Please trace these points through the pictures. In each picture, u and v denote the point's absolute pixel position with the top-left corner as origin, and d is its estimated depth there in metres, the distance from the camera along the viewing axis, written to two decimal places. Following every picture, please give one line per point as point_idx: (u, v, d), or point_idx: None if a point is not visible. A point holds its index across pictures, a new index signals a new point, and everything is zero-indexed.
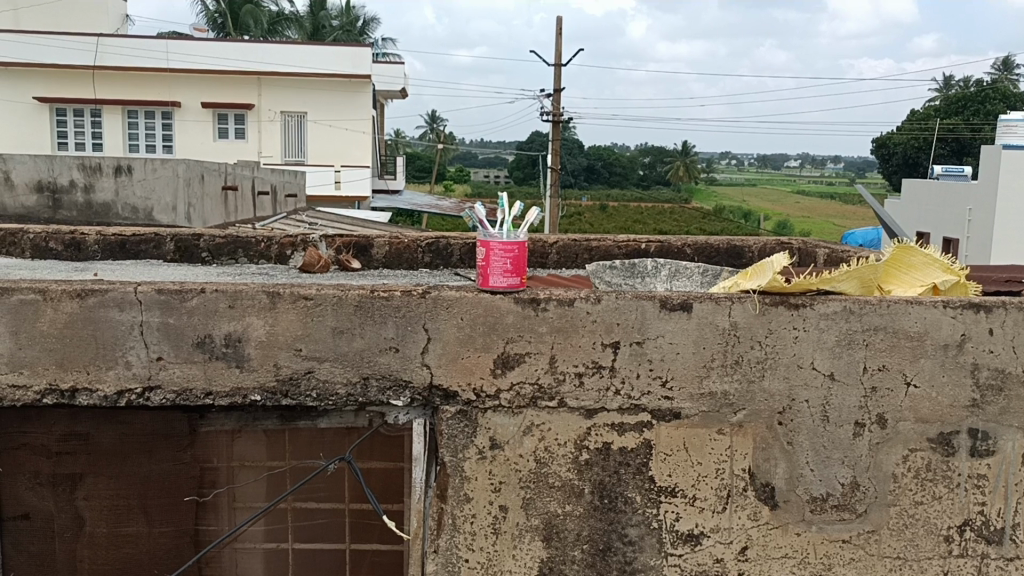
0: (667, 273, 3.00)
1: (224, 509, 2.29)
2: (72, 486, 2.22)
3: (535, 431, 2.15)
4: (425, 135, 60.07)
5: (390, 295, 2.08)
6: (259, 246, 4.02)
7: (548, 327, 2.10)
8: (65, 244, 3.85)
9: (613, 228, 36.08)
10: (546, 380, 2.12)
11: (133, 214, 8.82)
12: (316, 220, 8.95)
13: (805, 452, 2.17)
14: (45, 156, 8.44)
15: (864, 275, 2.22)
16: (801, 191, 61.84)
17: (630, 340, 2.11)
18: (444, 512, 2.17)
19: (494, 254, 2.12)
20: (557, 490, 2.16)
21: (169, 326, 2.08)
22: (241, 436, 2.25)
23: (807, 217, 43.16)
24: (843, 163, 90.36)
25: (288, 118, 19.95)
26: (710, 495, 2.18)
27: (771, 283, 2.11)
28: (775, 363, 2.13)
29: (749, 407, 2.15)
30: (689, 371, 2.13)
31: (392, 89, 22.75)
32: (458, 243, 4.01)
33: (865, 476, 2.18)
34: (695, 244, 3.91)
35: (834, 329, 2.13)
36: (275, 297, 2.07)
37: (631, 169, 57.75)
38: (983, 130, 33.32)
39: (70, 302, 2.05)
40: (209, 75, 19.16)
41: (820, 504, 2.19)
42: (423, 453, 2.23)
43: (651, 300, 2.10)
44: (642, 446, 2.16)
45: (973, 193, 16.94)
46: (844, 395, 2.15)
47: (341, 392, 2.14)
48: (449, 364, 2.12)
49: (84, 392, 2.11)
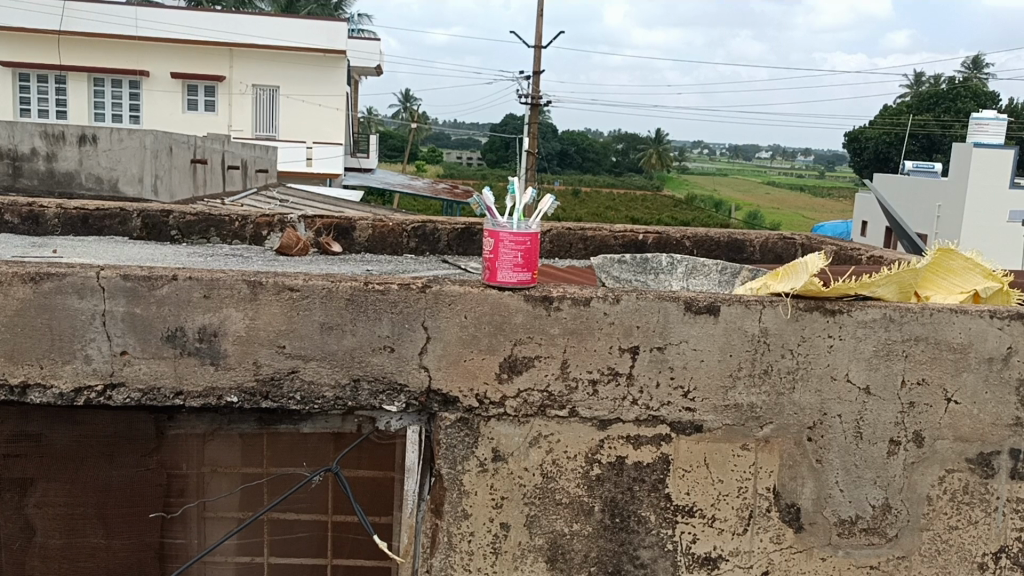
0: (683, 270, 2.83)
1: (194, 521, 2.06)
2: (21, 493, 1.97)
3: (543, 443, 1.95)
4: (397, 114, 59.32)
5: (387, 289, 1.86)
6: (234, 226, 3.77)
7: (561, 328, 1.90)
8: (23, 217, 3.59)
9: (586, 213, 36.00)
10: (557, 388, 1.92)
11: (97, 184, 8.43)
12: (288, 199, 8.68)
13: (835, 471, 1.99)
14: (6, 124, 8.10)
15: (903, 279, 2.03)
16: (770, 182, 61.88)
17: (649, 345, 1.91)
18: (439, 528, 1.97)
19: (503, 246, 1.89)
20: (565, 507, 1.96)
21: (136, 316, 1.85)
22: (214, 439, 2.03)
23: (777, 207, 43.26)
24: (813, 156, 90.90)
25: (260, 92, 19.46)
26: (730, 516, 2.00)
27: (806, 286, 1.92)
28: (806, 375, 1.95)
29: (778, 421, 1.97)
30: (713, 381, 1.94)
31: (367, 65, 22.29)
32: (447, 228, 3.78)
33: (897, 498, 2.01)
34: (694, 236, 3.75)
35: (873, 338, 1.94)
36: (256, 287, 1.84)
37: (604, 155, 57.71)
38: (953, 128, 33.50)
39: (22, 287, 1.81)
40: (179, 45, 18.62)
41: (849, 527, 2.01)
42: (419, 463, 2.03)
43: (675, 301, 1.90)
44: (658, 461, 1.97)
45: (941, 188, 16.95)
46: (879, 410, 1.97)
47: (328, 395, 1.91)
48: (451, 367, 1.90)
49: (36, 388, 1.87)
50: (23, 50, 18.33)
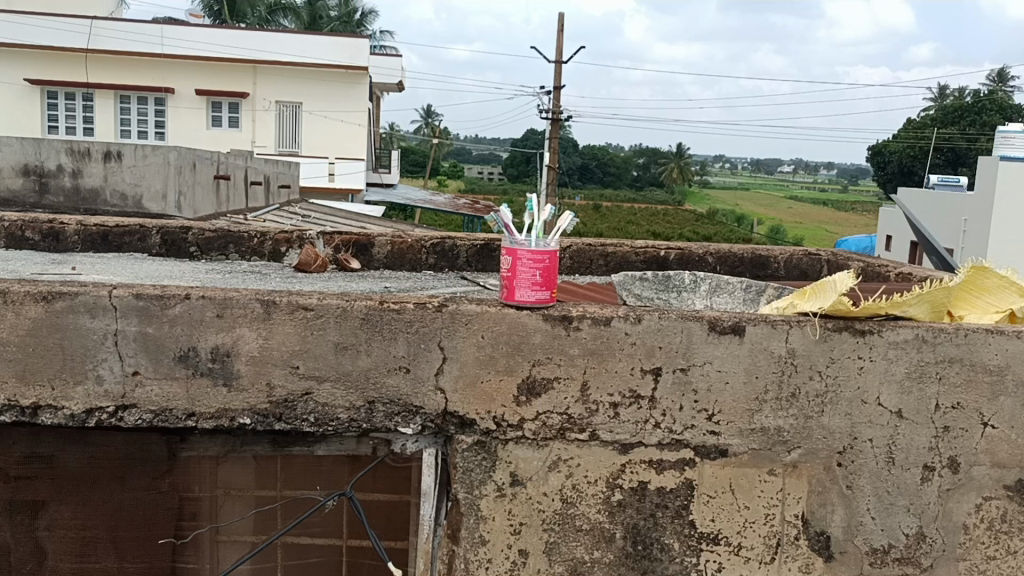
0: (707, 287, 2.77)
1: (206, 545, 2.03)
2: (32, 515, 1.94)
3: (562, 467, 1.89)
4: (418, 129, 59.66)
5: (402, 308, 1.82)
6: (252, 242, 3.75)
7: (581, 349, 1.84)
8: (43, 234, 3.59)
9: (607, 228, 35.95)
10: (576, 411, 1.87)
11: (122, 201, 8.49)
12: (310, 214, 8.67)
13: (866, 498, 1.92)
14: (33, 141, 8.16)
15: (936, 297, 1.95)
16: (792, 196, 61.51)
17: (673, 366, 1.85)
18: (455, 555, 1.92)
19: (521, 264, 1.83)
20: (585, 534, 1.90)
21: (149, 336, 1.82)
22: (227, 461, 1.99)
23: (800, 221, 42.97)
24: (837, 171, 90.10)
25: (283, 108, 19.57)
26: (757, 544, 1.93)
27: (835, 305, 1.85)
28: (836, 398, 1.88)
29: (806, 445, 1.90)
30: (739, 404, 1.88)
31: (389, 81, 22.41)
32: (466, 244, 3.76)
33: (932, 526, 1.94)
34: (717, 252, 3.68)
35: (905, 360, 1.87)
36: (270, 306, 1.81)
37: (625, 169, 57.66)
38: (979, 141, 32.93)
39: (35, 306, 1.78)
40: (203, 62, 18.80)
41: (881, 557, 1.94)
42: (435, 487, 1.97)
43: (698, 321, 1.84)
44: (682, 487, 1.91)
45: (967, 203, 16.71)
46: (912, 435, 1.90)
47: (343, 417, 1.87)
48: (467, 390, 1.86)
49: (47, 409, 1.84)
50: (50, 68, 18.58)
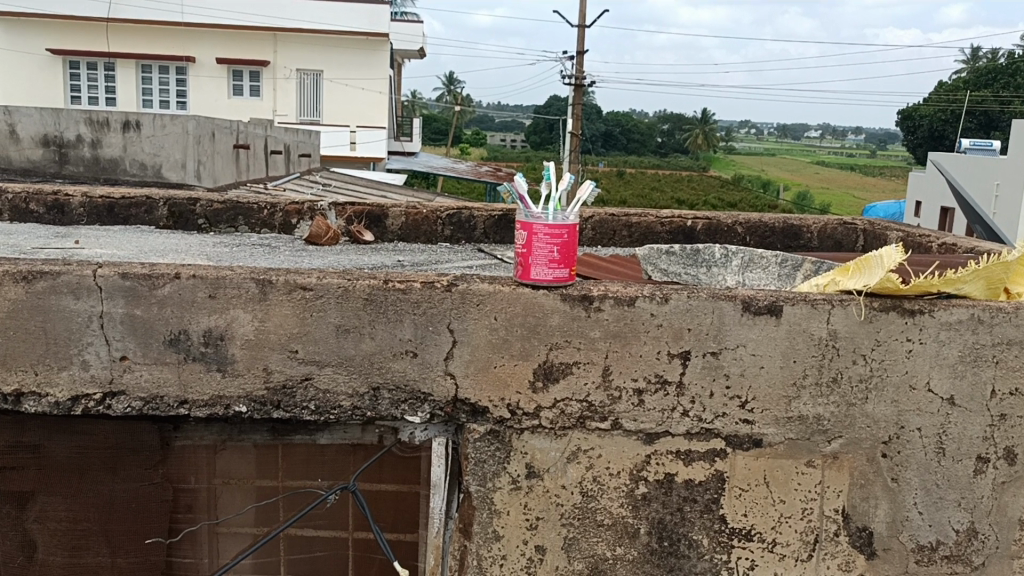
0: (738, 262, 2.61)
1: (205, 540, 1.92)
2: (19, 507, 1.83)
3: (581, 459, 1.75)
4: (441, 97, 59.23)
5: (408, 288, 1.68)
6: (262, 213, 3.62)
7: (602, 332, 1.69)
8: (47, 207, 3.47)
9: (632, 195, 35.58)
10: (597, 397, 1.72)
11: (141, 170, 8.48)
12: (330, 183, 8.56)
13: (913, 492, 1.76)
14: (52, 110, 7.98)
15: (992, 274, 1.77)
16: (819, 161, 60.59)
17: (703, 350, 1.70)
18: (467, 551, 1.79)
19: (537, 240, 1.68)
20: (607, 529, 1.77)
21: (136, 318, 1.69)
22: (224, 450, 1.87)
23: (828, 188, 42.27)
24: (865, 135, 88.36)
25: (304, 77, 19.31)
26: (793, 540, 1.79)
27: (882, 283, 1.68)
28: (882, 384, 1.72)
29: (848, 435, 1.74)
30: (775, 391, 1.72)
31: (410, 48, 22.12)
32: (483, 215, 3.60)
33: (984, 522, 1.78)
34: (746, 221, 3.52)
35: (958, 343, 1.70)
36: (266, 286, 1.67)
37: (649, 135, 57.01)
38: (1012, 103, 31.97)
39: (14, 287, 1.66)
40: (223, 29, 18.57)
41: (929, 554, 1.79)
42: (445, 478, 1.84)
43: (731, 301, 1.68)
44: (712, 479, 1.77)
45: (1002, 167, 16.19)
46: (965, 423, 1.74)
47: (345, 404, 1.74)
48: (479, 375, 1.71)
49: (31, 397, 1.73)
50: (72, 38, 18.51)
